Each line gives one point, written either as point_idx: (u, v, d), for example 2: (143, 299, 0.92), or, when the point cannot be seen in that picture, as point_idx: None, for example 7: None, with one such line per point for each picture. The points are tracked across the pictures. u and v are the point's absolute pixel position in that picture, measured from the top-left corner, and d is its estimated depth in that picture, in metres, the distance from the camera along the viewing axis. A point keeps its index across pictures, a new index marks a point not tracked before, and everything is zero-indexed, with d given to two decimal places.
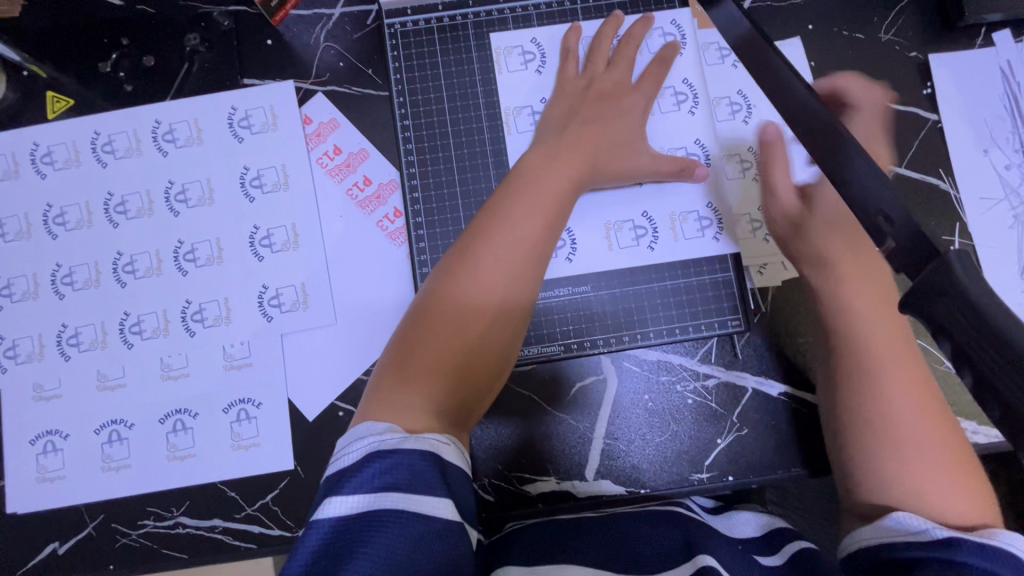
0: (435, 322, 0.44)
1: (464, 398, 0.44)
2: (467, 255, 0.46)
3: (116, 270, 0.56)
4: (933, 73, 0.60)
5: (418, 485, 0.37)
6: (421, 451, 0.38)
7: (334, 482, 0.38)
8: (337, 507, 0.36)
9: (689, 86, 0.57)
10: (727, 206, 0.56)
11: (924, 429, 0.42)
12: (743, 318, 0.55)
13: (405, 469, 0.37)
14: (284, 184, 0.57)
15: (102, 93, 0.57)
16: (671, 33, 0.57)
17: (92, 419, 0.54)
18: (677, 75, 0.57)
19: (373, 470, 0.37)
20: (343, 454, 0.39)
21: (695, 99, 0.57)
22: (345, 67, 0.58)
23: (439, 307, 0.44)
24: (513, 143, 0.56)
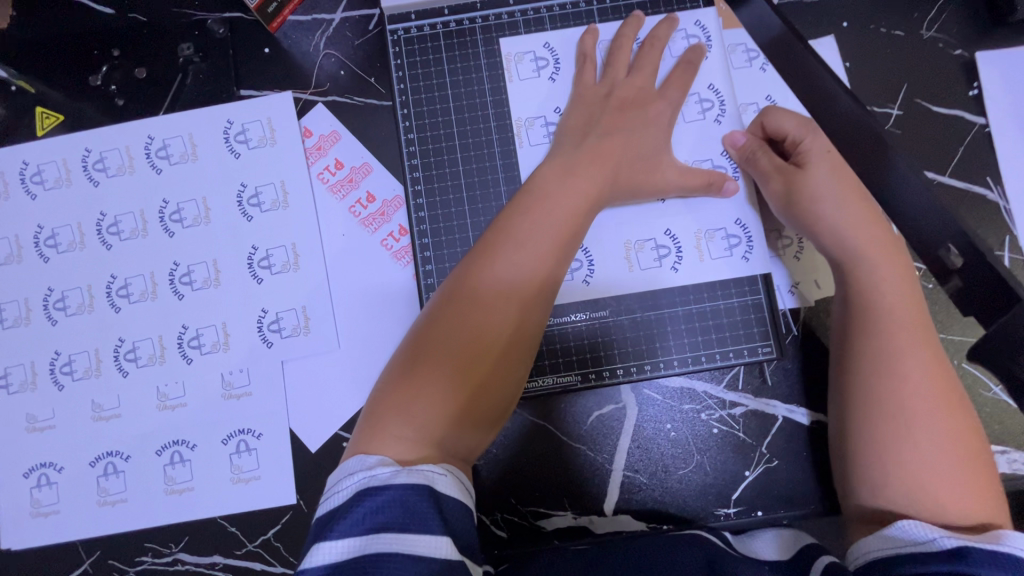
0: (436, 345, 0.41)
1: (466, 428, 0.41)
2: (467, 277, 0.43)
3: (109, 293, 0.53)
4: (980, 74, 0.55)
5: (411, 523, 0.34)
6: (413, 485, 0.35)
7: (323, 525, 0.35)
8: (326, 553, 0.33)
9: (715, 93, 0.53)
10: (759, 223, 0.52)
11: (943, 454, 0.39)
12: (775, 344, 0.51)
13: (396, 506, 0.34)
14: (283, 202, 0.54)
15: (93, 108, 0.55)
16: (695, 34, 0.53)
17: (86, 451, 0.52)
18: (702, 80, 0.53)
19: (362, 509, 0.34)
20: (332, 493, 0.37)
21: (722, 106, 0.52)
22: (346, 76, 0.55)
23: (442, 328, 0.41)
24: (525, 157, 0.52)
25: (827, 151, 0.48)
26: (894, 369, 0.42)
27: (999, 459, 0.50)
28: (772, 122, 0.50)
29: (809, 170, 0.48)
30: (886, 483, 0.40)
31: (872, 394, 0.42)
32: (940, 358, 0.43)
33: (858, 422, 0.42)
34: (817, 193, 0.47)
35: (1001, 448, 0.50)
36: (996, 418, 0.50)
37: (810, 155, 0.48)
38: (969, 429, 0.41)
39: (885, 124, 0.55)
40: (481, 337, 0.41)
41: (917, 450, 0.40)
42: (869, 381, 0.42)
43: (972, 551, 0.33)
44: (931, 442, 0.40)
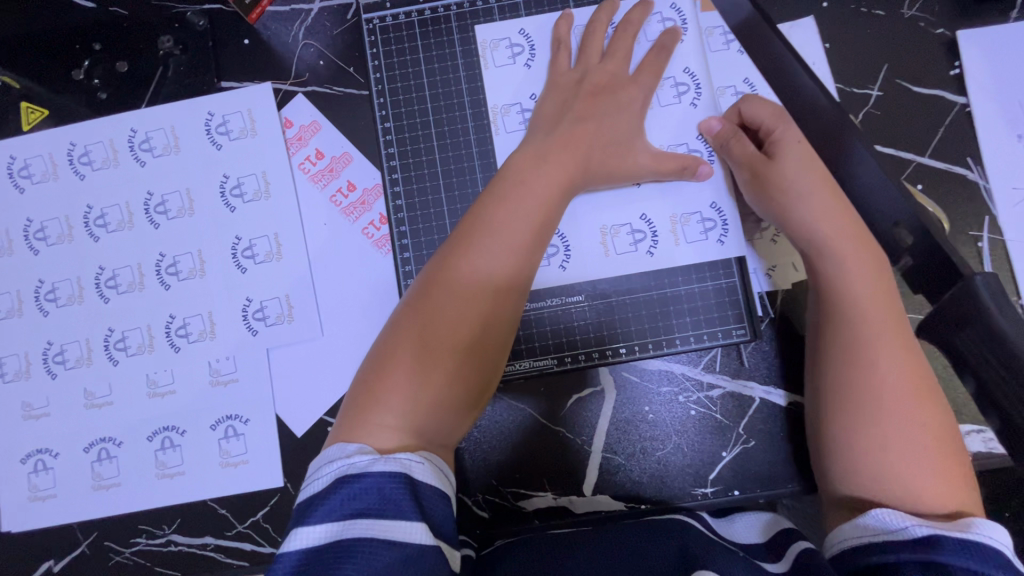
0: (415, 337, 0.41)
1: (449, 417, 0.41)
2: (444, 266, 0.43)
3: (98, 284, 0.55)
4: (961, 52, 0.55)
5: (388, 510, 0.35)
6: (391, 472, 0.36)
7: (303, 510, 0.36)
8: (305, 537, 0.35)
9: (691, 76, 0.53)
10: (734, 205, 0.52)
11: (917, 442, 0.40)
12: (749, 327, 0.51)
13: (373, 494, 0.35)
14: (265, 193, 0.55)
15: (77, 103, 0.56)
16: (670, 18, 0.53)
17: (80, 437, 0.53)
18: (678, 64, 0.53)
19: (340, 496, 0.35)
20: (312, 480, 0.38)
21: (698, 90, 0.52)
22: (325, 66, 0.55)
23: (419, 320, 0.42)
24: (501, 144, 0.53)
25: (799, 140, 0.48)
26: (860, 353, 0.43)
27: (973, 438, 0.51)
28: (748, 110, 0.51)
29: (782, 158, 0.48)
30: (860, 471, 0.40)
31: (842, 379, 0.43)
32: (914, 347, 0.43)
33: (832, 412, 0.43)
34: (791, 182, 0.47)
35: (976, 426, 0.51)
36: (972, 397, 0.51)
37: (780, 142, 0.48)
38: (942, 416, 0.41)
39: (863, 105, 0.55)
40: (458, 328, 0.42)
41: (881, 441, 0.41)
42: (845, 369, 0.43)
43: (942, 539, 0.34)
44: (902, 431, 0.40)
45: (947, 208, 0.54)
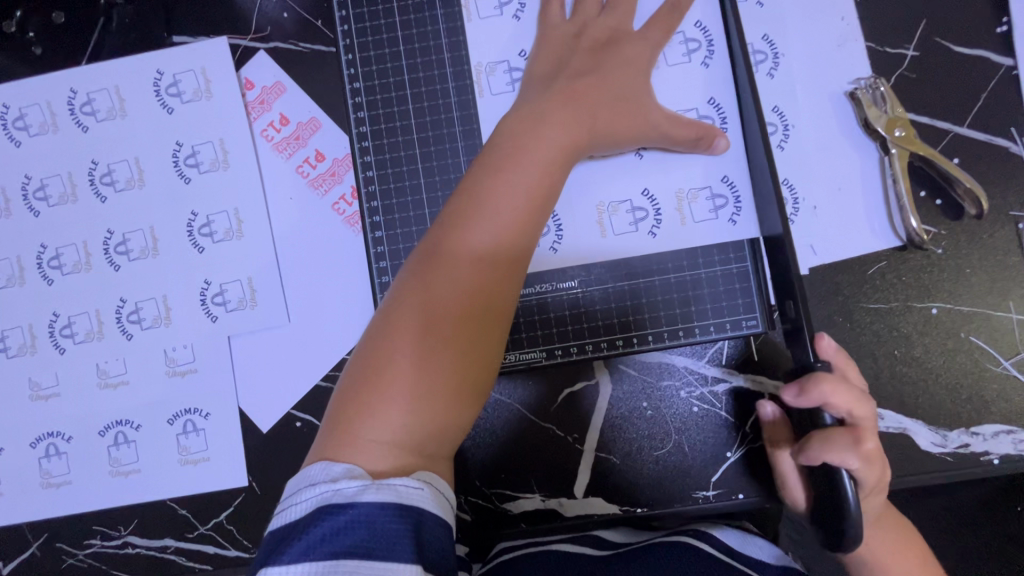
0: (409, 335, 0.36)
1: (454, 424, 0.36)
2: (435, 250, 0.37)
3: (40, 265, 0.49)
4: (1009, 7, 0.48)
5: (378, 550, 0.31)
6: (382, 503, 0.32)
7: (279, 541, 0.32)
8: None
9: (703, 31, 0.46)
10: (747, 178, 0.45)
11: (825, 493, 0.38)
12: (761, 317, 0.46)
13: (363, 530, 0.31)
14: (223, 163, 0.49)
15: (10, 60, 0.49)
16: None
17: (26, 431, 0.49)
18: (689, 17, 0.46)
19: (322, 531, 0.31)
20: (290, 503, 0.33)
21: (710, 48, 0.46)
22: (290, 19, 0.49)
23: (411, 314, 0.36)
24: (487, 108, 0.47)
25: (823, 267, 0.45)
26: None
27: (1001, 439, 0.47)
28: (800, 103, 0.48)
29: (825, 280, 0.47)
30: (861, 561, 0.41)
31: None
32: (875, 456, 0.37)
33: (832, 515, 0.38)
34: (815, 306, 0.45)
35: (1006, 427, 0.47)
36: (1002, 395, 0.47)
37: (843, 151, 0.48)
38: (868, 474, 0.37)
39: (897, 67, 0.48)
40: (456, 322, 0.36)
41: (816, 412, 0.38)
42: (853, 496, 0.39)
43: None
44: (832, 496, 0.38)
45: (987, 185, 0.48)
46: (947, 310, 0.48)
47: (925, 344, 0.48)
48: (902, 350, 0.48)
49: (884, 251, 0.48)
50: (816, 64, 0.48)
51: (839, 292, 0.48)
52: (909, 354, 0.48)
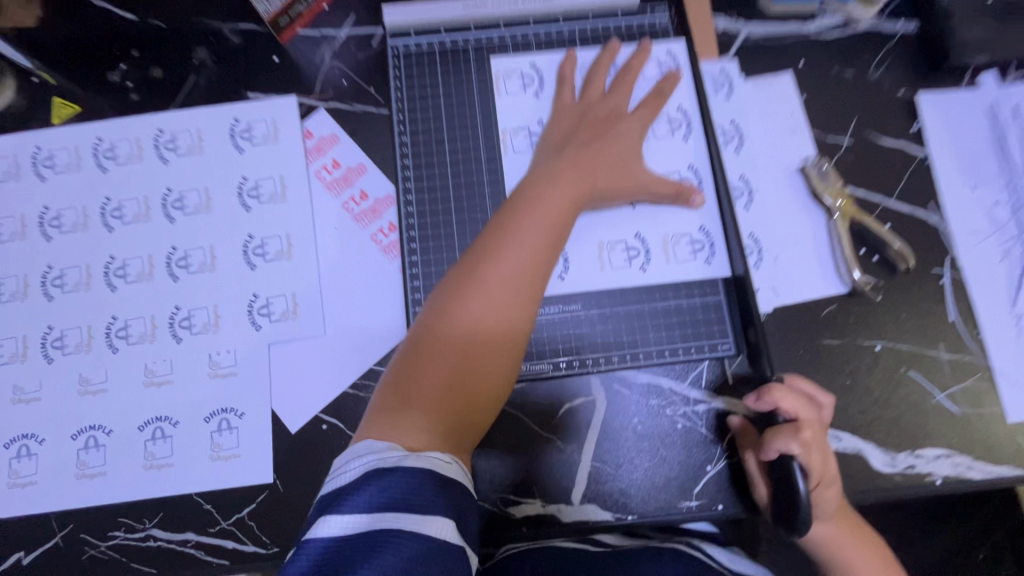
0: (443, 342, 0.45)
1: (470, 418, 0.45)
2: (466, 277, 0.46)
3: (107, 274, 0.56)
4: (921, 111, 0.61)
5: (414, 503, 0.38)
6: (420, 468, 0.40)
7: (332, 500, 0.39)
8: (335, 524, 0.37)
9: (683, 113, 0.58)
10: (719, 227, 0.56)
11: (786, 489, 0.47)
12: (734, 341, 0.55)
13: (404, 489, 0.39)
14: (281, 195, 0.58)
15: (107, 102, 0.59)
16: (666, 62, 0.59)
17: (70, 424, 0.53)
18: (672, 102, 0.58)
19: (371, 488, 0.38)
20: (340, 473, 0.41)
21: (690, 126, 0.58)
22: (348, 85, 0.60)
23: (444, 328, 0.46)
24: (510, 163, 0.57)
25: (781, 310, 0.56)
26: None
27: (942, 461, 0.54)
28: (761, 174, 0.59)
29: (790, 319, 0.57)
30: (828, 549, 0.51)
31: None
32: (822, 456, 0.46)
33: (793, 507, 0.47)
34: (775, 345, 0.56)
35: (945, 451, 0.55)
36: (938, 422, 0.55)
37: (798, 214, 0.59)
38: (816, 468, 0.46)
39: (837, 151, 0.61)
40: (479, 337, 0.45)
41: (769, 415, 0.48)
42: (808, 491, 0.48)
43: None
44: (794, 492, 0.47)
45: (914, 247, 0.59)
46: (889, 347, 0.57)
47: (872, 376, 0.56)
48: (853, 380, 0.56)
49: (833, 295, 0.57)
50: (774, 145, 0.60)
51: (798, 330, 0.57)
52: (859, 385, 0.56)
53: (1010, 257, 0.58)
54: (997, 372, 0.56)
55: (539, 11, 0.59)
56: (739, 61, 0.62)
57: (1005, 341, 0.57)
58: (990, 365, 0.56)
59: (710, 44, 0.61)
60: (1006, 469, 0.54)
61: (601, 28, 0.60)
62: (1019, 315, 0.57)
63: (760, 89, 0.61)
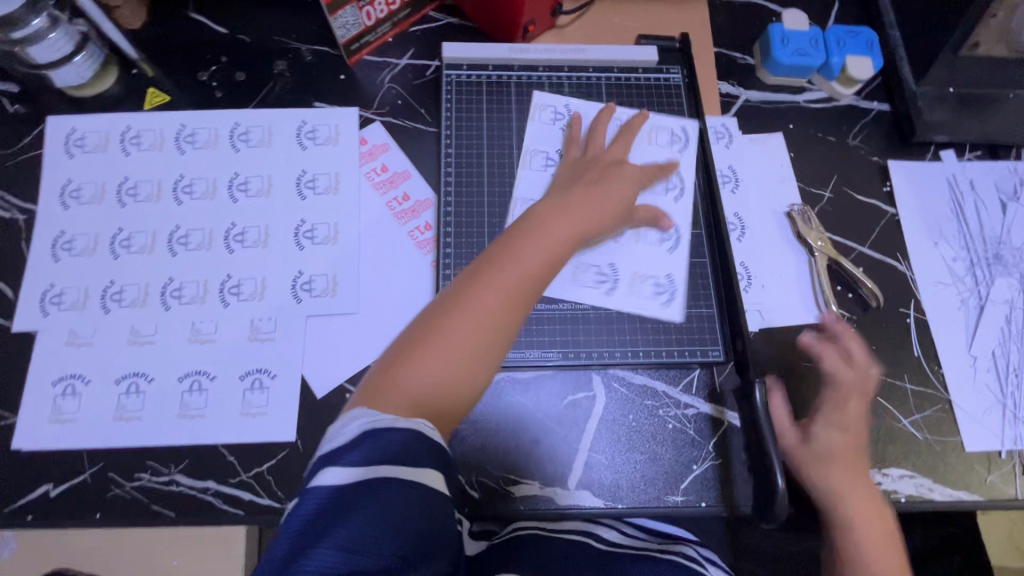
0: (442, 328, 0.47)
1: (455, 404, 0.47)
2: (475, 274, 0.49)
3: (170, 240, 0.62)
4: (891, 175, 0.71)
5: (408, 458, 0.41)
6: (412, 429, 0.42)
7: (330, 455, 0.41)
8: (334, 475, 0.40)
9: (681, 179, 0.66)
10: (684, 279, 0.63)
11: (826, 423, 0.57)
12: (724, 349, 0.61)
13: (398, 445, 0.41)
14: (334, 189, 0.65)
15: (194, 96, 0.68)
16: (677, 135, 0.68)
17: (115, 369, 0.58)
18: (673, 167, 0.67)
19: (369, 444, 0.41)
20: (337, 433, 0.43)
21: (683, 190, 0.66)
22: (402, 104, 0.70)
23: (446, 315, 0.48)
24: (529, 179, 0.65)
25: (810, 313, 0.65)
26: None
27: (906, 481, 0.60)
28: (753, 214, 0.68)
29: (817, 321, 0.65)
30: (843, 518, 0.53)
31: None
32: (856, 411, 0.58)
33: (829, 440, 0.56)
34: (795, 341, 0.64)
35: (909, 472, 0.60)
36: (904, 446, 0.61)
37: (784, 250, 0.67)
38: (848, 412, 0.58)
39: (819, 202, 0.70)
40: (476, 329, 0.47)
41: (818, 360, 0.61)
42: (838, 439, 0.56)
43: None
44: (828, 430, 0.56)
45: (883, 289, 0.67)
46: None
47: None
48: None
49: (811, 321, 0.64)
50: (765, 190, 0.69)
51: (780, 349, 0.63)
52: None
53: (968, 306, 0.66)
54: (955, 405, 0.63)
55: (572, 60, 0.69)
56: (738, 119, 0.72)
57: (963, 378, 0.63)
58: (950, 399, 0.63)
59: (714, 103, 0.72)
60: (963, 494, 0.60)
61: (624, 79, 0.70)
62: (974, 356, 0.64)
63: (755, 144, 0.71)
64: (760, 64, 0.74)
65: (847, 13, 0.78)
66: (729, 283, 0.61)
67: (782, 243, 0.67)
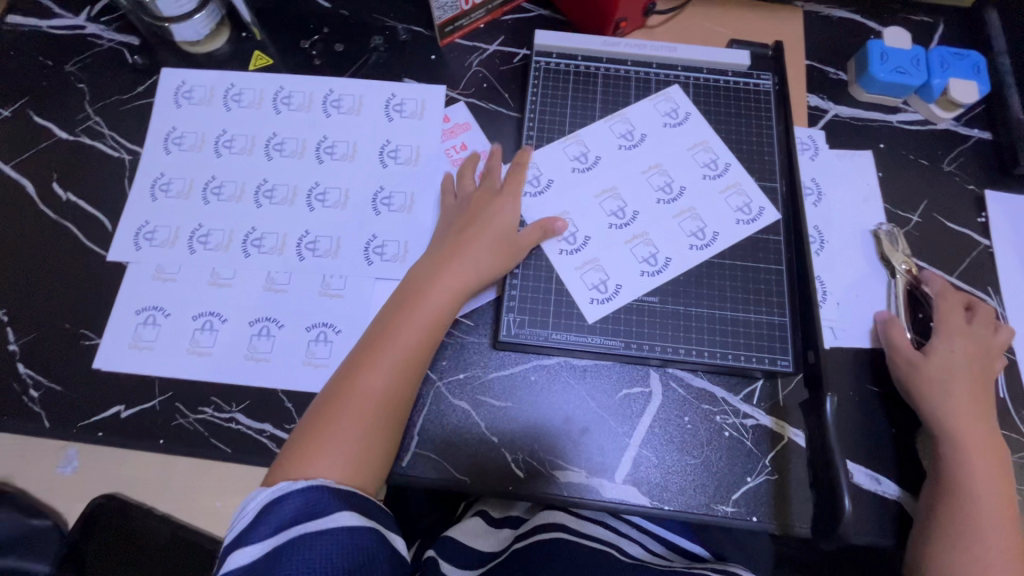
0: (349, 392, 0.51)
1: (374, 456, 0.50)
2: (372, 340, 0.54)
3: (257, 192, 0.66)
4: (987, 207, 0.67)
5: (314, 512, 0.44)
6: (310, 486, 0.46)
7: (235, 541, 0.44)
8: (242, 556, 0.43)
9: (711, 234, 0.63)
10: (627, 297, 0.61)
11: (951, 350, 0.57)
12: (793, 361, 0.59)
13: (304, 505, 0.45)
14: (414, 160, 0.67)
15: (295, 62, 0.71)
16: (745, 206, 0.64)
17: (194, 306, 0.61)
18: (714, 224, 0.63)
19: (274, 516, 0.44)
20: (239, 518, 0.46)
21: (706, 243, 0.63)
22: (487, 87, 0.71)
23: (352, 380, 0.52)
24: (619, 157, 0.66)
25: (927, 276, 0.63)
26: (979, 524, 0.51)
27: None
28: (832, 229, 0.66)
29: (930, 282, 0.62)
30: (949, 438, 0.54)
31: (953, 543, 0.50)
32: (981, 343, 0.58)
33: (948, 365, 0.56)
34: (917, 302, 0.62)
35: None
36: None
37: (866, 268, 0.64)
38: (975, 343, 0.58)
39: (905, 225, 0.66)
40: (383, 385, 0.52)
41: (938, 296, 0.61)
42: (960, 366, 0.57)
43: None
44: (948, 354, 0.57)
45: None
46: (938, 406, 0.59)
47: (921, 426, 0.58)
48: (898, 429, 0.58)
49: None
50: (849, 207, 0.67)
51: (852, 369, 0.60)
52: (906, 435, 0.58)
53: None
54: None
55: (661, 58, 0.70)
56: (826, 133, 0.70)
57: None
58: None
59: (802, 114, 0.71)
60: None
61: (712, 81, 0.70)
62: None
63: (841, 159, 0.69)
64: (854, 80, 0.72)
65: (952, 37, 0.75)
66: (805, 293, 0.59)
67: (864, 262, 0.64)
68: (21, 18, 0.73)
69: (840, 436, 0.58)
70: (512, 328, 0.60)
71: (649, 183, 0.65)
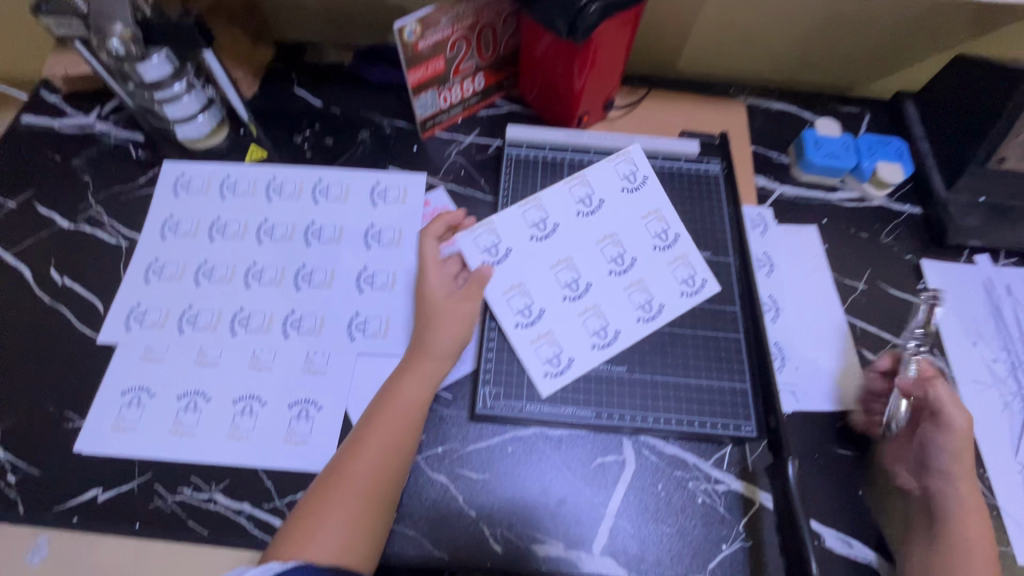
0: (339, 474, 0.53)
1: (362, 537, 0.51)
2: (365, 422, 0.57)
3: (247, 274, 0.69)
4: (925, 274, 0.73)
5: None
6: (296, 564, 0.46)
7: None
8: None
9: (657, 305, 0.68)
10: (580, 368, 0.64)
11: None
12: (756, 426, 0.62)
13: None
14: (397, 242, 0.72)
15: (287, 154, 0.78)
16: (690, 280, 0.69)
17: (179, 385, 0.63)
18: (660, 297, 0.68)
19: None
20: None
21: (653, 314, 0.67)
22: (464, 174, 0.78)
23: (343, 462, 0.54)
24: (578, 221, 0.71)
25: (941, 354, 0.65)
26: None
27: None
28: (785, 297, 0.71)
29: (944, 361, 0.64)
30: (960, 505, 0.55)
31: None
32: None
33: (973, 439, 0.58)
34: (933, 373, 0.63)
35: None
36: None
37: (818, 334, 0.69)
38: None
39: (853, 293, 0.72)
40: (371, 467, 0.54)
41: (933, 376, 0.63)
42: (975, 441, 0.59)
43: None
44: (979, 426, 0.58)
45: None
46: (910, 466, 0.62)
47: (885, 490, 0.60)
48: (865, 491, 0.60)
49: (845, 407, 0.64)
50: (799, 277, 0.72)
51: (813, 431, 0.63)
52: (872, 497, 0.60)
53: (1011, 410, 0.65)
54: (1005, 513, 0.60)
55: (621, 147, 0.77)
56: (773, 210, 0.77)
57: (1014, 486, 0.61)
58: (999, 507, 0.60)
59: (751, 194, 0.78)
60: None
61: (667, 166, 0.77)
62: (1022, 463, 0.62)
63: (788, 234, 0.75)
64: (794, 163, 0.80)
65: (878, 125, 0.84)
66: (762, 359, 0.63)
67: (817, 328, 0.69)
68: (35, 118, 0.80)
69: (808, 500, 0.60)
70: (488, 400, 0.62)
71: (603, 255, 0.70)
